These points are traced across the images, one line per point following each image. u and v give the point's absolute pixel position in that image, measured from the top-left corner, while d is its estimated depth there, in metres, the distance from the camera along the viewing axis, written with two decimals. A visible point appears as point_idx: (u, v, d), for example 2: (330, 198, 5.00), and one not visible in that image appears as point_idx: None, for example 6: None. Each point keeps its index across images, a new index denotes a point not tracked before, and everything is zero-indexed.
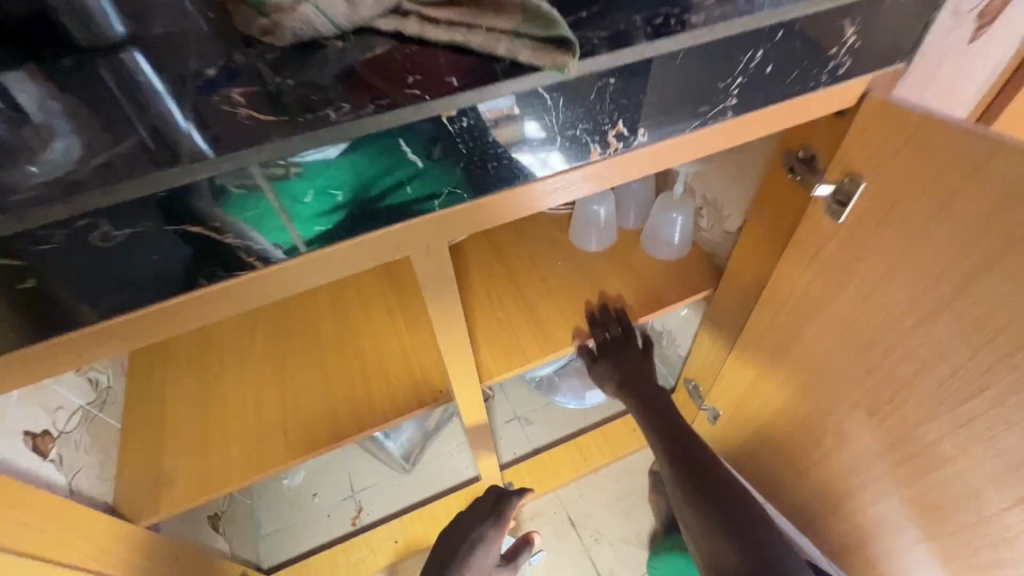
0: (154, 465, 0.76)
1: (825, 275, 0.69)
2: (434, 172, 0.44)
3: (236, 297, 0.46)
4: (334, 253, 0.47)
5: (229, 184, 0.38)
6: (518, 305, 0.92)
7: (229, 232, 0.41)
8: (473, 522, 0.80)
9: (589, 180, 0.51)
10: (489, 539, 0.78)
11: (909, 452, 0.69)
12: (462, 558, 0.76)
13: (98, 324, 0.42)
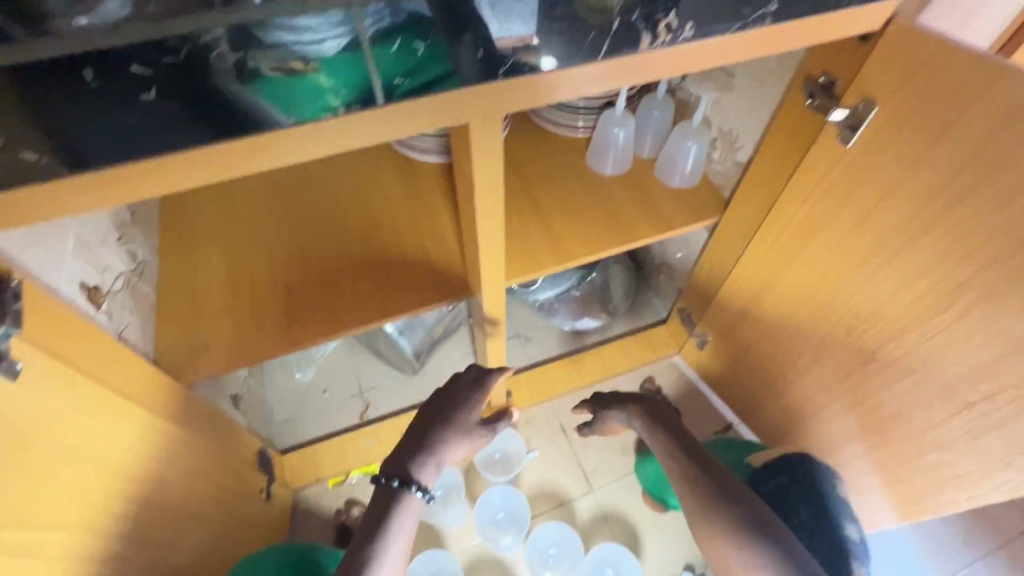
0: (191, 333, 0.82)
1: (826, 201, 0.75)
2: (446, 74, 0.48)
3: (294, 156, 0.50)
4: (391, 117, 0.50)
5: (264, 66, 0.43)
6: (534, 218, 0.96)
7: (253, 104, 0.44)
8: (457, 390, 0.85)
9: (628, 73, 0.54)
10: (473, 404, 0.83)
11: (877, 366, 0.78)
12: (445, 418, 0.81)
13: (170, 162, 0.46)
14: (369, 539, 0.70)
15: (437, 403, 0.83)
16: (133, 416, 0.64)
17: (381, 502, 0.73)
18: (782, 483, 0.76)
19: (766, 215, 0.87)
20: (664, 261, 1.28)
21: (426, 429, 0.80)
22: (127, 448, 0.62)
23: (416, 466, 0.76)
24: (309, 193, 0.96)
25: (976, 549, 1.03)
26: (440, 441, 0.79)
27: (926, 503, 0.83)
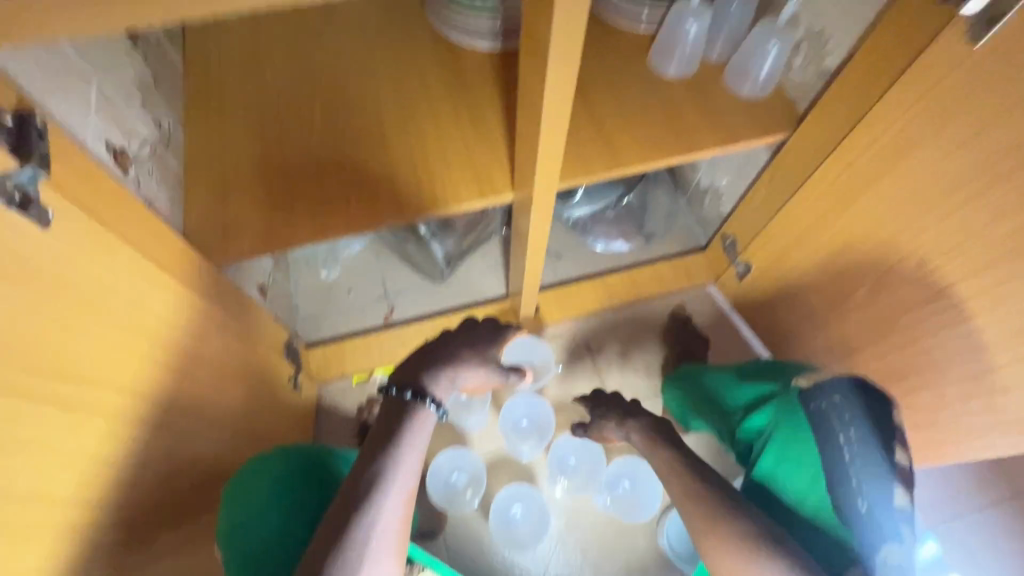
0: (220, 212, 0.79)
1: (926, 116, 0.66)
2: None
3: None
4: None
5: None
6: (586, 119, 0.88)
7: None
8: (478, 325, 0.78)
9: None
10: (494, 342, 0.77)
11: (941, 305, 0.73)
12: (462, 344, 0.74)
13: None
14: (381, 444, 0.64)
15: (454, 332, 0.76)
16: (165, 288, 0.62)
17: (390, 414, 0.67)
18: (832, 402, 0.73)
19: (846, 133, 0.79)
20: (711, 184, 1.20)
21: (440, 348, 0.73)
22: (161, 319, 0.61)
23: (430, 378, 0.69)
24: (345, 72, 0.88)
25: (988, 495, 1.04)
26: (455, 359, 0.72)
27: (959, 446, 0.81)
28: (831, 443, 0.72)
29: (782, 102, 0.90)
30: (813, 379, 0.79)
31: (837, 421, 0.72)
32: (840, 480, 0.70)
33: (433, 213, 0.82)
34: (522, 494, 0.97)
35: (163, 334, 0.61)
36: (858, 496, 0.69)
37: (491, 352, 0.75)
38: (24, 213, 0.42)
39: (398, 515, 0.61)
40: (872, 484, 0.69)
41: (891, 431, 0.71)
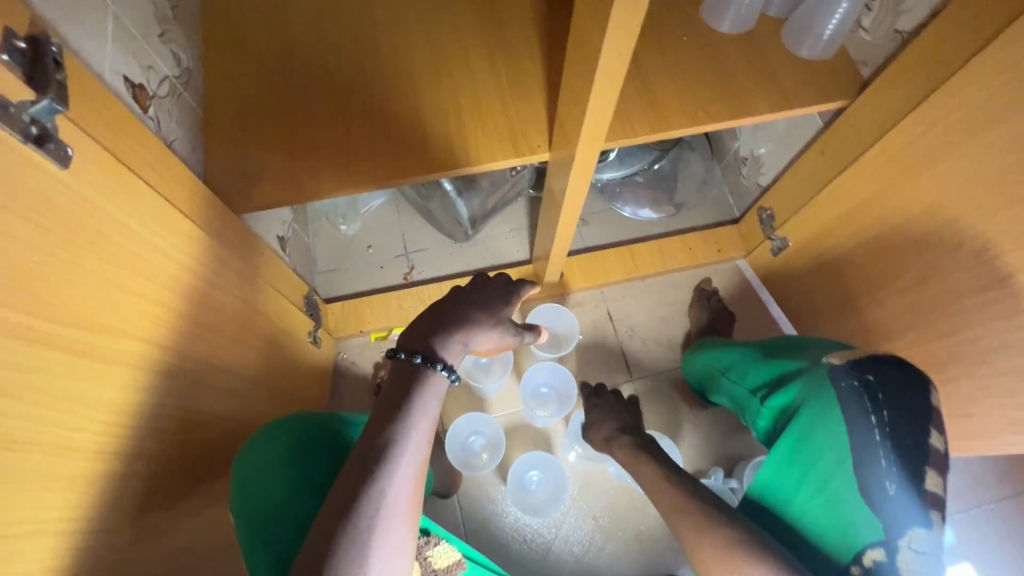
0: (240, 158, 0.75)
1: (1014, 88, 0.60)
2: None
3: None
4: None
5: None
6: (632, 76, 0.82)
7: None
8: (488, 288, 0.76)
9: None
10: (504, 303, 0.75)
11: (997, 294, 0.69)
12: (471, 307, 0.72)
13: None
14: (393, 407, 0.61)
15: (463, 295, 0.73)
16: (184, 236, 0.60)
17: (399, 378, 0.64)
18: (865, 381, 0.69)
19: (917, 104, 0.72)
20: (750, 152, 1.14)
21: (450, 310, 0.71)
22: (181, 268, 0.58)
23: (442, 341, 0.67)
24: (374, 12, 0.82)
25: (1009, 487, 1.03)
26: (466, 322, 0.70)
27: (993, 440, 0.79)
28: (861, 422, 0.68)
29: (845, 66, 0.83)
30: (842, 357, 0.73)
31: (869, 400, 0.68)
32: (867, 462, 0.66)
33: (463, 171, 0.77)
34: (539, 461, 0.97)
35: (184, 285, 0.59)
36: (888, 479, 0.65)
37: (502, 313, 0.73)
38: (41, 150, 0.39)
39: (411, 479, 0.57)
40: (900, 468, 0.65)
41: (922, 412, 0.68)
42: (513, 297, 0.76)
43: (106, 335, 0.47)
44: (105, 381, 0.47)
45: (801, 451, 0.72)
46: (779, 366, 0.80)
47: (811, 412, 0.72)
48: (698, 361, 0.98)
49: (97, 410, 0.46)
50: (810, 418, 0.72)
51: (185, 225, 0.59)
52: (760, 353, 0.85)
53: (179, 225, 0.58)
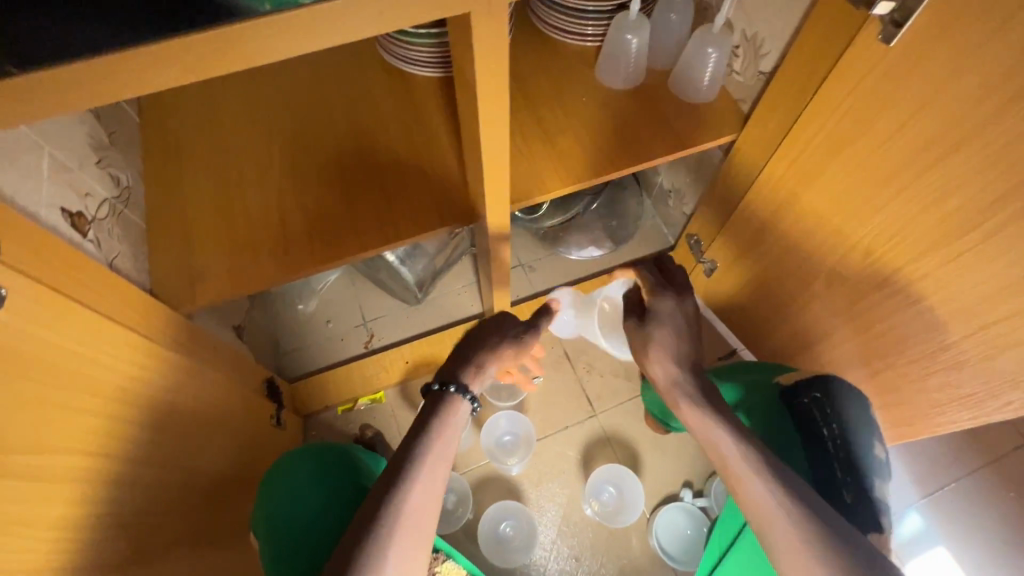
0: (185, 261, 0.80)
1: (857, 113, 0.69)
2: None
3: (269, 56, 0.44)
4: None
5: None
6: (539, 138, 0.91)
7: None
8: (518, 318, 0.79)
9: None
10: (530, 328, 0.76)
11: (891, 288, 0.75)
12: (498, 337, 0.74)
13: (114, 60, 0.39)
14: (422, 430, 0.62)
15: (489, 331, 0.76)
16: (131, 345, 0.63)
17: (430, 405, 0.65)
18: (814, 398, 0.74)
19: (787, 132, 0.82)
20: (672, 185, 1.23)
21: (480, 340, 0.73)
22: (128, 374, 0.61)
23: (468, 366, 0.69)
24: (300, 111, 0.90)
25: (965, 465, 1.07)
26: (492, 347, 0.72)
27: (924, 423, 0.84)
28: (816, 438, 0.73)
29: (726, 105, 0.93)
30: (793, 378, 0.79)
31: (819, 415, 0.73)
32: (827, 477, 0.70)
33: (397, 243, 0.83)
34: (511, 509, 1.00)
35: (132, 391, 0.61)
36: (847, 490, 0.68)
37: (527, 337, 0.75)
38: None
39: (427, 504, 0.57)
40: (856, 479, 0.68)
41: (872, 423, 0.71)
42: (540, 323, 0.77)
43: (50, 454, 0.49)
44: (50, 499, 0.48)
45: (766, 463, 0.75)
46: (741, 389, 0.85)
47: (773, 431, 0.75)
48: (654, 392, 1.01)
49: (43, 529, 0.47)
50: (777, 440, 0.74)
51: (133, 335, 0.63)
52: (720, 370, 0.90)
53: (128, 339, 0.62)
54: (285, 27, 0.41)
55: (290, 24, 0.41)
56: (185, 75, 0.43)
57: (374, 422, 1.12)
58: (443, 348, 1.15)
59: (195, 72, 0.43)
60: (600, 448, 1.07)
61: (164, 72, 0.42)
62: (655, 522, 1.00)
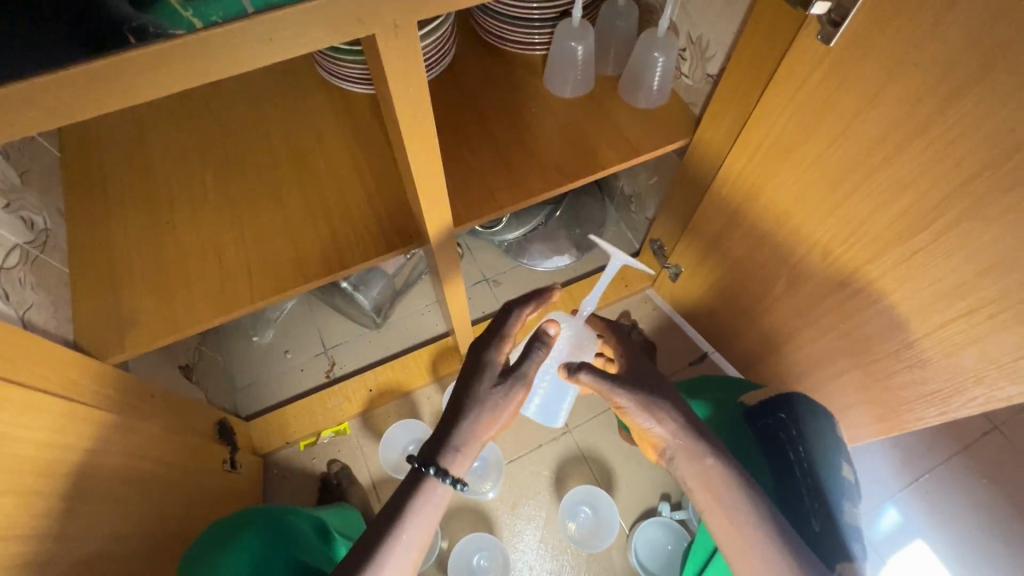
0: (113, 306, 0.73)
1: (801, 115, 0.68)
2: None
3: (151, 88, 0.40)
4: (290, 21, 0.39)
5: None
6: (489, 153, 0.88)
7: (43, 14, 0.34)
8: (501, 331, 0.64)
9: None
10: (526, 357, 0.63)
11: (851, 288, 0.74)
12: (491, 384, 0.61)
13: None
14: (394, 514, 0.57)
15: (469, 366, 0.63)
16: (48, 408, 0.57)
17: (409, 485, 0.58)
18: (779, 419, 0.74)
19: (738, 134, 0.80)
20: (633, 190, 1.21)
21: (468, 395, 0.60)
22: (45, 441, 0.56)
23: (465, 443, 0.59)
24: (234, 137, 0.85)
25: (940, 455, 1.07)
26: (489, 407, 0.60)
27: (893, 422, 0.83)
28: (783, 460, 0.72)
29: (677, 109, 0.92)
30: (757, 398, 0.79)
31: (784, 437, 0.73)
32: (795, 500, 0.69)
33: (343, 273, 0.79)
34: (484, 541, 0.96)
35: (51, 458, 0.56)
36: (816, 515, 0.66)
37: (527, 371, 0.62)
38: None
39: None
40: (823, 501, 0.66)
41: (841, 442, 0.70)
42: (536, 343, 0.64)
43: None
44: None
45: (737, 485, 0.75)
46: None
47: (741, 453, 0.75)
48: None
49: None
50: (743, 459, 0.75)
51: (46, 393, 0.58)
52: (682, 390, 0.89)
53: (42, 400, 0.56)
54: (163, 61, 0.38)
55: (170, 56, 0.38)
56: (62, 114, 0.39)
57: (342, 456, 1.06)
58: (407, 373, 1.11)
59: (73, 110, 0.39)
60: (574, 466, 1.04)
61: (34, 112, 0.38)
62: (634, 539, 0.97)
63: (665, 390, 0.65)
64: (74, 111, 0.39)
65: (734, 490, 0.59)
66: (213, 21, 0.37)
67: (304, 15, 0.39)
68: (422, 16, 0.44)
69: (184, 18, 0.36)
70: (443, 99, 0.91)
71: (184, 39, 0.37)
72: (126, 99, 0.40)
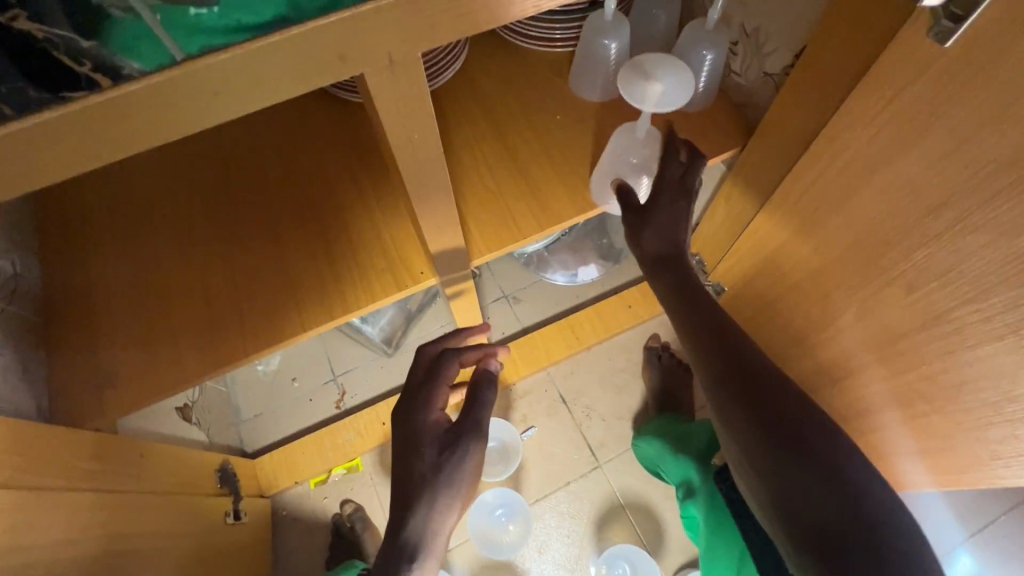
0: (94, 361, 0.65)
1: (894, 128, 0.55)
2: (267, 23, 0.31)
3: (106, 136, 0.33)
4: (259, 66, 0.33)
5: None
6: (508, 169, 0.76)
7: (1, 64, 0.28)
8: (431, 390, 0.59)
9: None
10: (475, 402, 0.60)
11: (938, 332, 0.63)
12: (439, 452, 0.56)
13: None
14: None
15: (406, 437, 0.57)
16: (24, 504, 0.49)
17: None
18: None
19: (807, 144, 0.68)
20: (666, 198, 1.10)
21: (419, 474, 0.55)
22: (22, 542, 0.48)
23: (434, 536, 0.53)
24: (222, 157, 0.74)
25: (996, 489, 1.01)
26: (448, 483, 0.54)
27: (979, 473, 0.73)
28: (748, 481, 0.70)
29: (725, 111, 0.80)
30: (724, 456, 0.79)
31: None
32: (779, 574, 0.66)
33: (348, 316, 0.70)
34: None
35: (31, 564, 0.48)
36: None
37: (477, 417, 0.59)
38: None
39: None
40: None
41: None
42: (484, 383, 0.61)
43: None
44: None
45: (720, 559, 0.78)
46: (685, 469, 0.85)
47: (716, 536, 0.77)
48: (645, 446, 0.94)
49: None
50: (718, 539, 0.78)
51: (20, 487, 0.50)
52: (670, 443, 0.89)
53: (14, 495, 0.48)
54: (76, 130, 0.32)
55: (120, 106, 0.31)
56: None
57: (355, 495, 1.01)
58: None
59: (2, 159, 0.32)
60: (608, 509, 0.99)
61: None
62: None
63: (664, 200, 0.67)
64: (12, 171, 0.33)
65: (700, 344, 0.64)
66: (124, 74, 0.30)
67: (246, 58, 0.32)
68: (424, 49, 0.37)
69: (81, 74, 0.30)
70: (454, 108, 0.78)
71: (85, 101, 0.31)
72: (67, 170, 0.34)
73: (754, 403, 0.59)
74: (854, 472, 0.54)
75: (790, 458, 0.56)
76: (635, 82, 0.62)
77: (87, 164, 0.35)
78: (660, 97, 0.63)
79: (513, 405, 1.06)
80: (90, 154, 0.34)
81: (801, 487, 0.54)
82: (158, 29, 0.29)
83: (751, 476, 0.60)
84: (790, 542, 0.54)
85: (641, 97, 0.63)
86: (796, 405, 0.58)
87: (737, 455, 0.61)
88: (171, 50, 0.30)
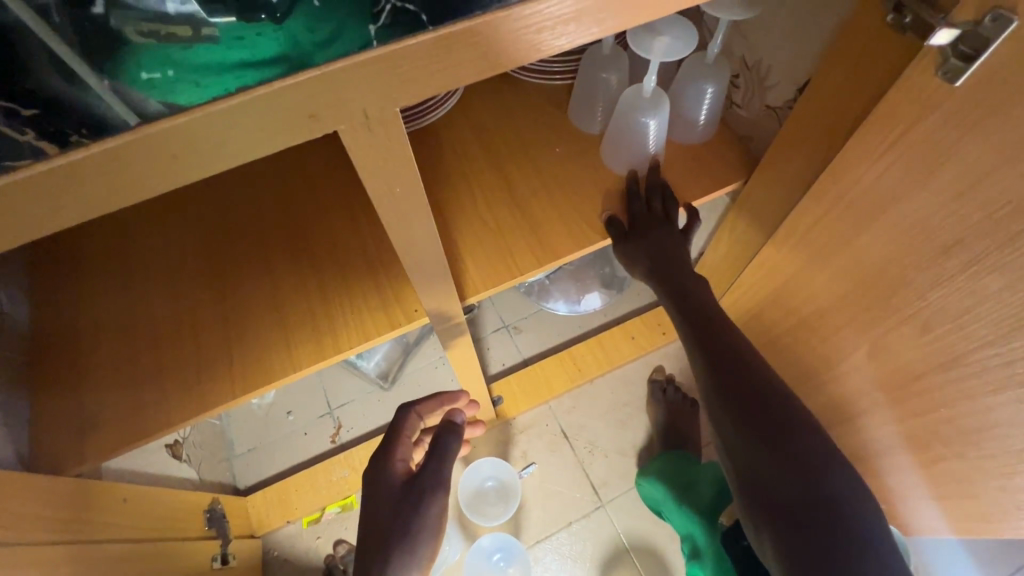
0: (77, 404, 0.63)
1: (905, 166, 0.53)
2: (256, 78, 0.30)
3: (63, 199, 0.32)
4: (222, 128, 0.31)
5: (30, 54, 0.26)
6: (506, 203, 0.75)
7: None
8: (393, 445, 0.59)
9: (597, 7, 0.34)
10: (434, 452, 0.57)
11: (956, 376, 0.59)
12: (397, 506, 0.53)
13: None
14: None
15: (368, 491, 0.56)
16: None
17: None
18: None
19: (812, 179, 0.67)
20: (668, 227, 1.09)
21: (375, 526, 0.53)
22: None
23: None
24: (218, 190, 0.73)
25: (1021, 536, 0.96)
26: (402, 539, 0.51)
27: (1006, 523, 0.69)
28: None
29: (725, 143, 0.79)
30: None
31: None
32: None
33: (338, 357, 0.68)
34: None
35: None
36: None
37: (443, 469, 0.56)
38: None
39: None
40: None
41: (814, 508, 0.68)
42: (446, 432, 0.58)
43: None
44: None
45: None
46: (688, 523, 0.83)
47: None
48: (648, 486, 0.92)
49: None
50: None
51: None
52: (674, 490, 0.87)
53: None
54: (30, 195, 0.31)
55: (75, 170, 0.30)
56: None
57: (348, 535, 0.97)
58: None
59: None
60: (611, 552, 0.94)
61: None
62: None
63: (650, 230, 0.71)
64: None
65: (689, 335, 0.67)
66: (71, 141, 0.29)
67: (206, 120, 0.30)
68: (401, 104, 0.35)
69: (24, 143, 0.28)
70: (451, 139, 0.77)
71: (32, 170, 0.29)
72: (27, 233, 0.33)
73: (731, 385, 0.61)
74: (826, 461, 0.54)
75: (763, 444, 0.56)
76: (640, 34, 0.59)
77: (49, 227, 0.33)
78: (669, 47, 0.59)
79: (513, 440, 1.03)
80: (48, 217, 0.33)
81: (770, 467, 0.55)
82: (107, 94, 0.28)
83: (722, 447, 0.61)
84: (757, 507, 0.55)
85: (648, 50, 0.59)
86: (775, 399, 0.59)
87: (715, 433, 0.62)
88: (122, 114, 0.29)
